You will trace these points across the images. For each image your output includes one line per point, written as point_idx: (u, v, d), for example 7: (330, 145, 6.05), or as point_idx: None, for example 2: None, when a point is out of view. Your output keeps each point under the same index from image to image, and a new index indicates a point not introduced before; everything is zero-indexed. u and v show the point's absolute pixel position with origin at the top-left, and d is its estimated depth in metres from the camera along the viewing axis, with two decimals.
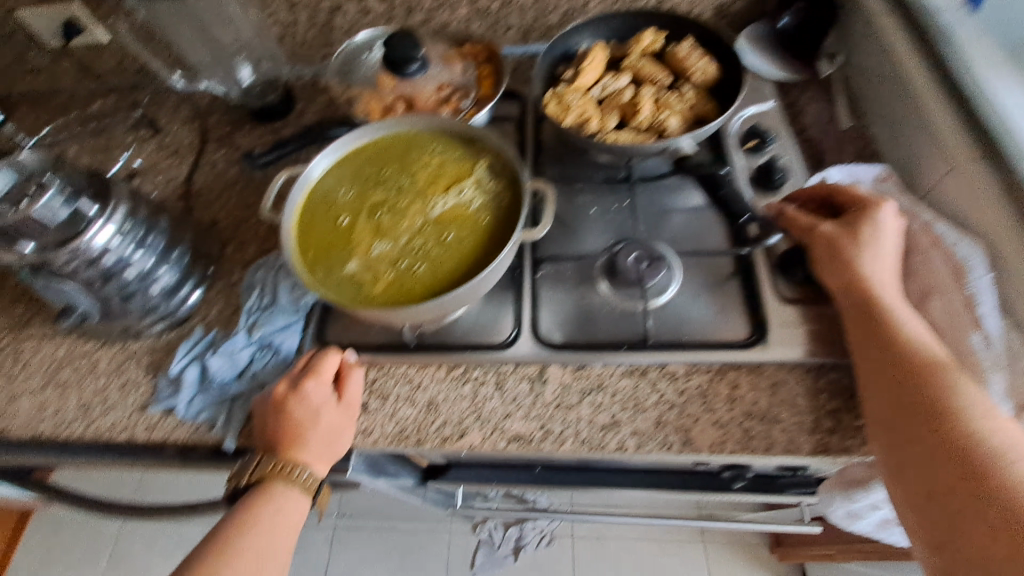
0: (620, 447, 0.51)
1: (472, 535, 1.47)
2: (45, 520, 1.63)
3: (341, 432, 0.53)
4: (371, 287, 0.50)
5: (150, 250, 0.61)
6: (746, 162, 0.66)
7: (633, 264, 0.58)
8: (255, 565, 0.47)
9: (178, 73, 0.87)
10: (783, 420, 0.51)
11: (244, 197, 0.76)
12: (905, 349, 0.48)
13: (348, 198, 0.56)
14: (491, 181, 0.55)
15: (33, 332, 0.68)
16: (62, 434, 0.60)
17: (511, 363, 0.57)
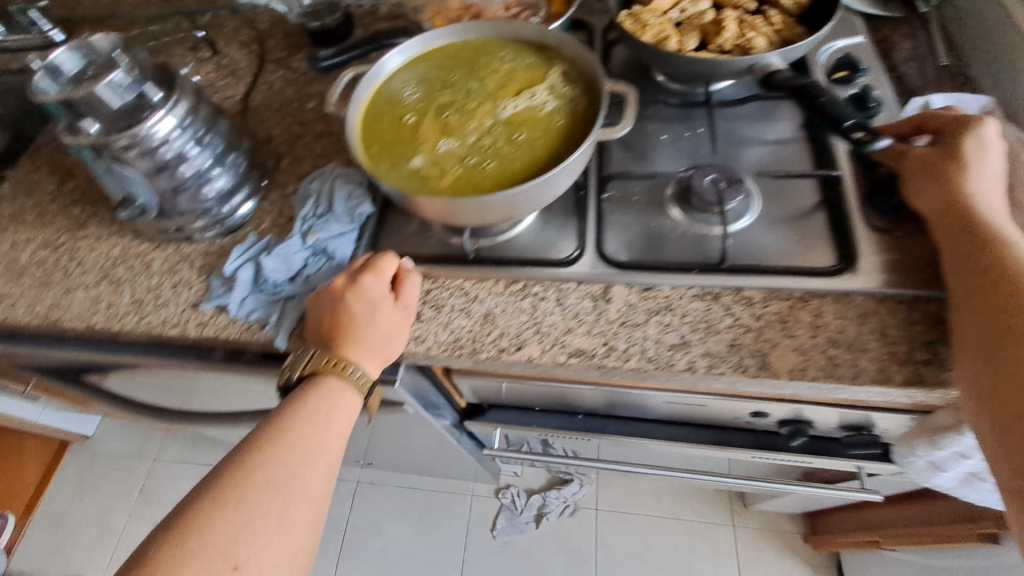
0: (690, 366, 0.48)
1: (494, 499, 1.45)
2: (79, 454, 1.65)
3: (395, 334, 0.51)
4: (437, 181, 0.47)
5: (208, 150, 0.59)
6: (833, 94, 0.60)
7: (710, 184, 0.54)
8: (311, 455, 0.45)
9: None
10: (871, 348, 0.47)
11: (300, 114, 0.74)
12: (1012, 271, 0.43)
13: (414, 97, 0.53)
14: (566, 86, 0.51)
15: (89, 232, 0.68)
16: (116, 327, 0.60)
17: (574, 280, 0.54)
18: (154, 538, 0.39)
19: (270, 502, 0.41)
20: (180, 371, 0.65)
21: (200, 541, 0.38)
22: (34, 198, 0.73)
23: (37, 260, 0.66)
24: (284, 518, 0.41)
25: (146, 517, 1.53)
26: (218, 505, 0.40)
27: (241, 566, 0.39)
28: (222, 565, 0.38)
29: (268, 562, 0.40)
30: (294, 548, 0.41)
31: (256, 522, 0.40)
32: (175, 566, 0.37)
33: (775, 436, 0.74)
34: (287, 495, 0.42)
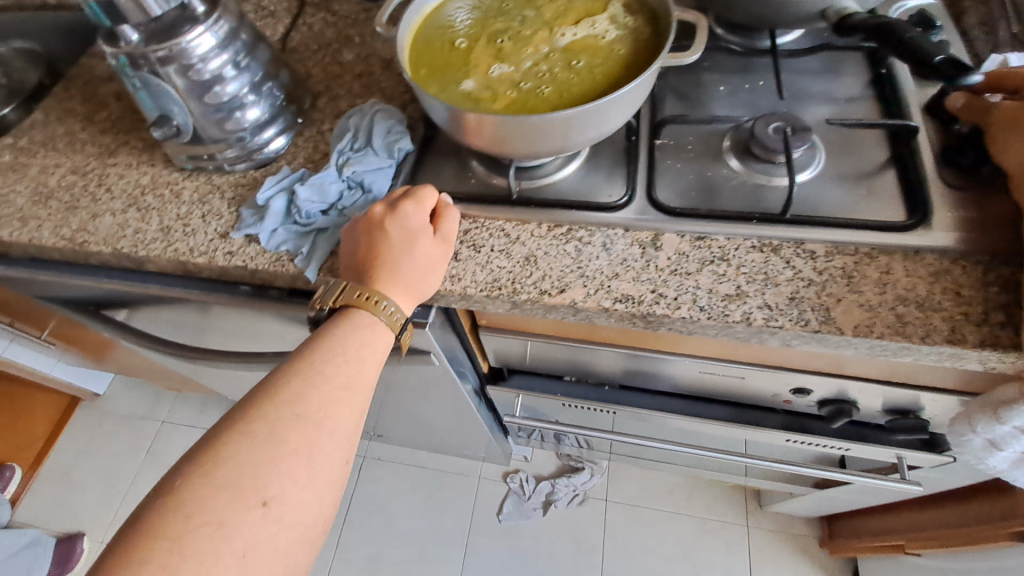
0: (746, 318, 0.45)
1: (502, 484, 1.34)
2: (89, 412, 1.64)
3: (433, 270, 0.48)
4: (490, 104, 0.45)
5: (246, 74, 0.57)
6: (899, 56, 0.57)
7: (775, 133, 0.51)
8: (342, 394, 0.41)
9: None
10: (944, 307, 0.44)
11: (339, 56, 0.72)
12: None
13: (467, 23, 0.51)
14: (628, 16, 0.49)
15: (119, 160, 0.66)
16: (142, 252, 0.58)
17: (620, 227, 0.51)
18: (176, 470, 0.36)
19: (300, 438, 0.38)
20: (205, 305, 0.63)
21: (228, 474, 0.35)
22: (66, 126, 0.72)
23: (66, 184, 0.65)
24: (314, 455, 0.38)
25: (151, 478, 1.52)
26: (244, 439, 0.37)
27: (271, 502, 0.36)
28: (250, 501, 0.35)
29: (298, 499, 0.37)
30: (323, 487, 0.39)
31: (286, 457, 0.37)
32: (202, 499, 0.34)
33: (811, 420, 0.70)
34: (317, 432, 0.39)
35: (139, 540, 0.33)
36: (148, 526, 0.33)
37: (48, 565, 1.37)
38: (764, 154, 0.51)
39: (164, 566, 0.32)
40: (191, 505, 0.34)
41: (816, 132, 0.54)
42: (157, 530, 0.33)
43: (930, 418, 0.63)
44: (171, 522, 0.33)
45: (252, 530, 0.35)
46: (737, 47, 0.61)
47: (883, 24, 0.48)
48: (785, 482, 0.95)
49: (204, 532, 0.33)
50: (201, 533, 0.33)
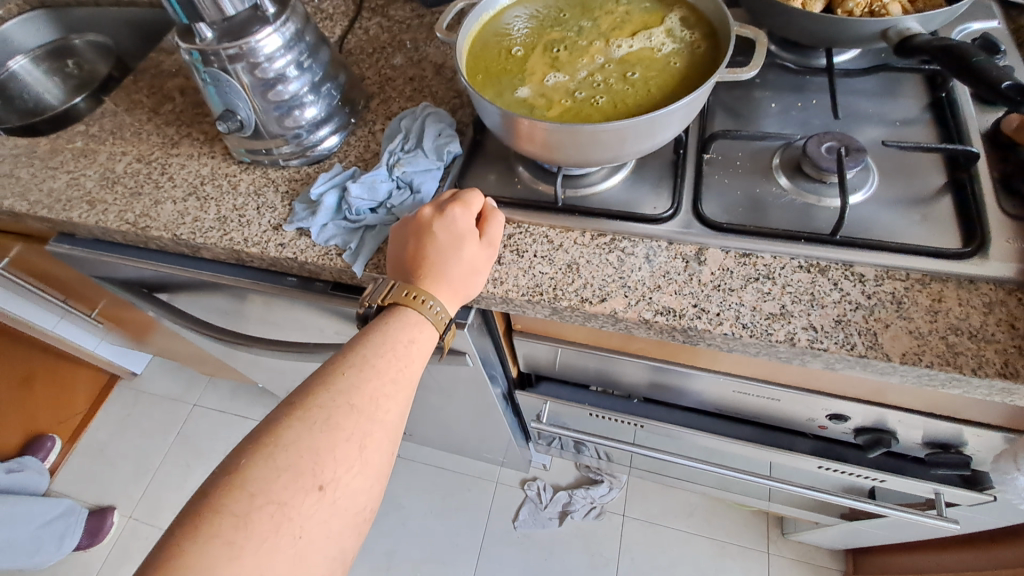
0: (790, 338, 0.45)
1: (520, 490, 1.34)
2: (126, 391, 1.72)
3: (478, 273, 0.49)
4: (544, 111, 0.47)
5: (308, 74, 0.60)
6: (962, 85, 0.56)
7: (827, 153, 0.50)
8: (389, 386, 0.43)
9: None
10: (997, 340, 0.42)
11: (394, 59, 0.75)
12: None
13: (524, 32, 0.53)
14: (685, 30, 0.50)
15: (182, 151, 0.70)
16: (199, 239, 0.61)
17: (664, 240, 0.51)
18: (238, 451, 0.37)
19: (354, 427, 0.39)
20: (252, 291, 0.65)
21: (288, 457, 0.37)
22: (133, 116, 0.76)
23: (131, 171, 0.69)
24: (364, 444, 0.40)
25: (179, 459, 1.58)
26: (301, 424, 0.38)
27: (328, 487, 0.37)
28: (309, 485, 0.36)
29: (351, 486, 0.38)
30: (372, 475, 0.40)
31: (341, 443, 0.38)
32: (264, 479, 0.35)
33: (844, 447, 0.68)
34: (369, 422, 0.40)
35: (206, 515, 0.34)
36: (212, 500, 0.35)
37: (78, 536, 1.41)
38: (816, 173, 0.51)
39: (229, 542, 0.33)
40: (254, 484, 0.35)
41: (871, 154, 0.53)
42: (222, 506, 0.34)
43: (972, 454, 0.60)
44: (236, 499, 0.35)
45: (308, 512, 0.36)
46: (790, 64, 0.61)
47: (949, 46, 0.47)
48: (809, 511, 0.92)
49: (266, 511, 0.35)
50: (264, 511, 0.35)
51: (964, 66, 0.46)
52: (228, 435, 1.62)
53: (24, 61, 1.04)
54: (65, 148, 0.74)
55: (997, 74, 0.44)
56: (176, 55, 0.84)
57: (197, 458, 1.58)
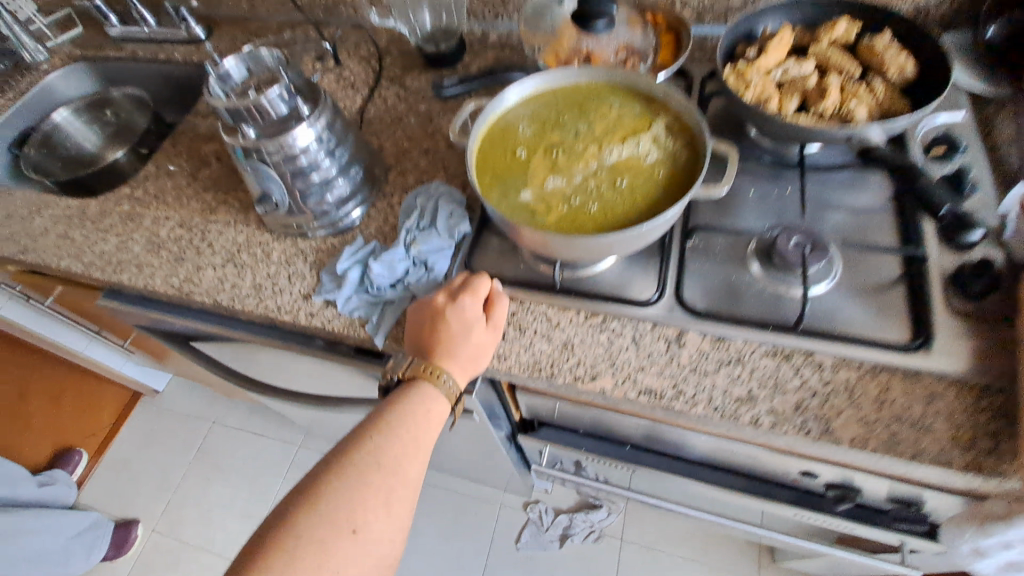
0: (754, 421, 0.52)
1: (523, 512, 1.41)
2: (148, 405, 1.84)
3: (485, 352, 0.57)
4: (544, 216, 0.53)
5: (336, 161, 0.67)
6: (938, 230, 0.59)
7: (795, 248, 0.56)
8: (410, 448, 0.50)
9: (376, 12, 0.96)
10: (933, 430, 0.49)
11: (410, 130, 0.83)
12: None
13: (527, 134, 0.59)
14: (668, 138, 0.56)
15: (220, 218, 0.77)
16: (238, 306, 0.68)
17: (649, 322, 0.58)
18: (286, 502, 0.45)
19: (381, 481, 0.47)
20: (283, 349, 0.73)
21: (328, 506, 0.44)
22: (173, 180, 0.84)
23: (174, 237, 0.76)
24: (391, 496, 0.47)
25: (199, 475, 1.68)
26: (338, 479, 0.45)
27: (359, 531, 0.44)
28: (344, 529, 0.43)
29: (379, 532, 0.45)
30: (396, 525, 0.47)
31: (371, 497, 0.45)
32: (308, 524, 0.43)
33: (820, 498, 0.73)
34: (394, 478, 0.47)
35: (261, 554, 0.41)
36: (266, 542, 0.42)
37: (105, 548, 1.52)
38: (784, 264, 0.57)
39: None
40: (300, 528, 0.42)
41: (837, 244, 0.59)
42: (275, 546, 0.41)
43: (932, 510, 0.66)
44: (285, 540, 0.42)
45: (342, 553, 0.43)
46: (767, 152, 0.67)
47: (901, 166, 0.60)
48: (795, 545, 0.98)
49: (310, 550, 0.41)
50: (308, 551, 0.41)
51: (913, 187, 0.58)
52: (247, 451, 1.71)
53: (65, 113, 1.12)
54: (113, 211, 0.82)
55: (937, 199, 0.57)
56: (210, 118, 0.92)
57: (218, 474, 1.68)
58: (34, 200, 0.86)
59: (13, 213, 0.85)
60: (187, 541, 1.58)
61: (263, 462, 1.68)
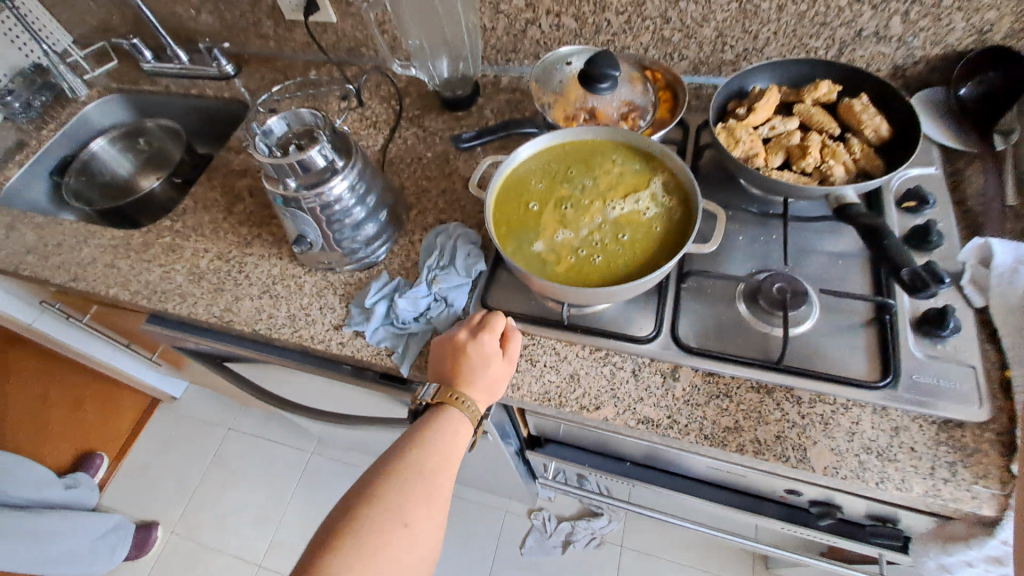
0: (741, 448, 0.58)
1: (527, 519, 1.48)
2: (166, 412, 1.91)
3: (502, 380, 0.63)
4: (554, 266, 0.60)
5: (366, 206, 0.75)
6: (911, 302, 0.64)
7: (777, 292, 0.63)
8: (446, 459, 0.58)
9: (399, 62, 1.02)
10: (898, 459, 0.56)
11: (429, 170, 0.90)
12: None
13: (538, 189, 0.66)
14: (665, 195, 0.64)
15: (255, 251, 0.84)
16: (274, 334, 0.75)
17: (647, 357, 0.65)
18: (346, 503, 0.53)
19: (425, 485, 0.55)
20: (313, 373, 0.80)
21: (383, 504, 0.52)
22: (210, 214, 0.91)
23: (213, 268, 0.83)
24: (433, 497, 0.55)
25: (217, 479, 1.75)
26: (389, 483, 0.54)
27: (410, 525, 0.52)
28: (397, 523, 0.51)
29: (425, 527, 0.53)
30: (438, 522, 0.55)
31: (417, 498, 0.53)
32: (368, 518, 0.51)
33: (805, 513, 0.80)
34: (434, 483, 0.56)
35: (331, 544, 0.49)
36: (333, 534, 0.50)
37: (127, 547, 1.59)
38: (768, 307, 0.64)
39: (348, 559, 0.48)
40: (362, 522, 0.50)
41: (816, 288, 0.66)
42: (342, 536, 0.49)
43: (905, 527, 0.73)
44: (351, 531, 0.50)
45: (396, 543, 0.50)
46: (755, 207, 0.75)
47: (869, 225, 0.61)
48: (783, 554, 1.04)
49: (371, 540, 0.49)
50: (370, 540, 0.49)
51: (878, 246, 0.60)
52: (262, 457, 1.78)
53: (103, 142, 1.20)
54: (155, 242, 0.89)
55: (899, 257, 0.59)
56: (242, 153, 0.99)
57: (234, 478, 1.75)
58: (81, 230, 0.93)
59: (62, 242, 0.92)
60: (206, 543, 1.64)
61: (277, 467, 1.75)
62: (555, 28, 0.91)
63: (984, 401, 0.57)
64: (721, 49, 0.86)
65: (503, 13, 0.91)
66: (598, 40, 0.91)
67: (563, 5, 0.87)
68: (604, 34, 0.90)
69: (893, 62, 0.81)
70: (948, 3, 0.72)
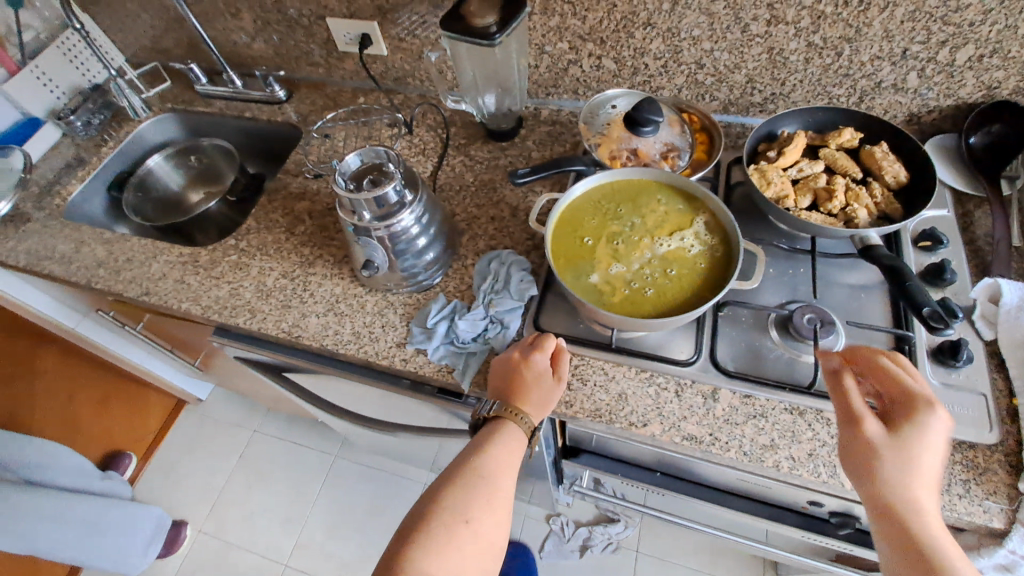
0: (776, 464, 0.65)
1: (545, 523, 1.54)
2: (192, 413, 1.96)
3: (554, 396, 0.70)
4: (610, 296, 0.67)
5: (428, 234, 0.82)
6: (927, 336, 0.70)
7: (808, 323, 0.71)
8: (502, 465, 0.65)
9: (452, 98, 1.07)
10: None
11: (477, 197, 0.97)
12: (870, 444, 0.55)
13: (591, 225, 0.73)
14: (708, 234, 0.71)
15: (318, 270, 0.91)
16: (341, 350, 0.82)
17: (689, 379, 0.71)
18: (420, 506, 0.61)
19: (484, 487, 0.62)
20: (372, 385, 0.87)
21: (449, 504, 0.60)
22: (273, 234, 0.97)
23: (280, 285, 0.90)
24: (491, 498, 0.62)
25: (243, 480, 1.81)
26: (453, 486, 0.62)
27: (472, 521, 0.59)
28: (460, 520, 0.59)
29: (486, 524, 0.60)
30: (498, 521, 0.62)
31: (478, 498, 0.61)
32: (437, 516, 0.59)
33: (824, 522, 0.87)
34: (492, 485, 0.63)
35: (409, 541, 0.57)
36: (411, 532, 0.58)
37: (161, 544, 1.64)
38: (799, 335, 0.71)
39: (423, 551, 0.56)
40: (433, 519, 0.59)
41: (841, 320, 0.73)
42: (417, 533, 0.58)
43: None
44: (423, 528, 0.58)
45: (462, 537, 0.58)
46: (783, 240, 0.82)
47: (893, 267, 0.67)
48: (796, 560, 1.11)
49: (441, 534, 0.57)
50: (439, 535, 0.57)
51: (900, 287, 0.65)
52: (287, 459, 1.84)
53: (159, 159, 1.27)
54: (222, 260, 0.95)
55: (920, 299, 0.63)
56: (299, 176, 1.05)
57: (260, 480, 1.81)
58: (149, 247, 1.00)
59: (132, 257, 0.99)
60: (233, 542, 1.70)
61: (302, 469, 1.81)
62: (596, 68, 0.99)
63: (994, 425, 0.64)
64: (750, 92, 0.94)
65: (548, 53, 0.99)
66: (636, 80, 0.98)
67: (605, 49, 0.95)
68: (641, 75, 0.97)
69: (908, 110, 0.88)
70: (961, 62, 0.80)
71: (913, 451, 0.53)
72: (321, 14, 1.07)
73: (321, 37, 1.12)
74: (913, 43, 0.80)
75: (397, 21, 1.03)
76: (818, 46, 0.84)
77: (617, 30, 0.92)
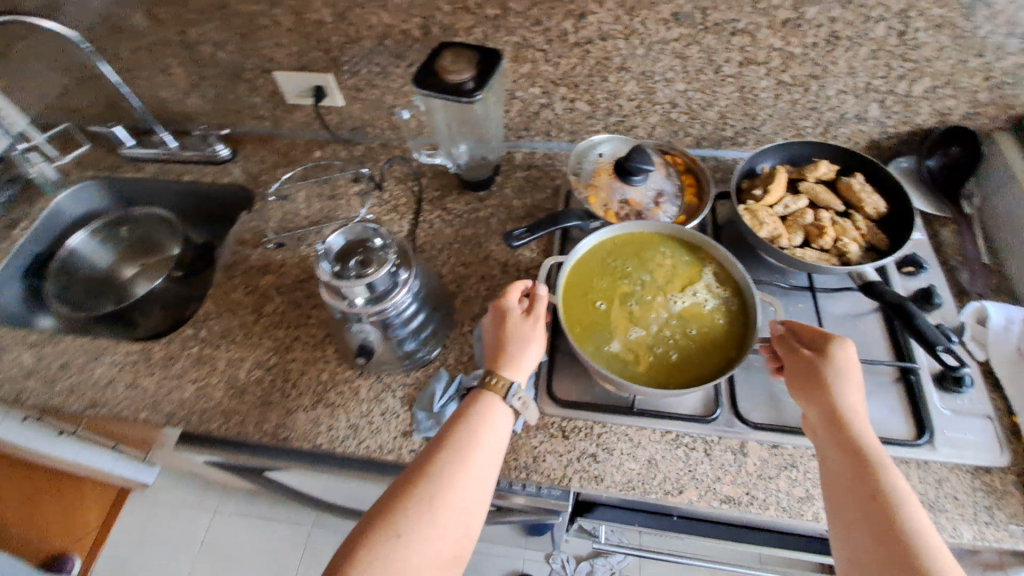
0: (816, 516, 0.64)
1: (546, 565, 1.50)
2: (140, 501, 1.75)
3: (517, 337, 0.65)
4: (635, 364, 0.65)
5: (419, 302, 0.78)
6: (928, 362, 0.73)
7: None
8: (452, 459, 0.56)
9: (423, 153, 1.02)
10: (947, 509, 0.64)
11: (463, 255, 0.91)
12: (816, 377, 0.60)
13: (601, 286, 0.70)
14: (719, 286, 0.70)
15: (298, 355, 0.82)
16: (339, 448, 0.74)
17: (715, 435, 0.70)
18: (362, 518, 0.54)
19: (425, 490, 0.53)
20: (373, 479, 0.78)
21: (382, 514, 0.52)
22: (238, 318, 0.87)
23: (256, 378, 0.81)
24: (434, 501, 0.53)
25: (209, 568, 1.63)
26: (394, 492, 0.54)
27: (402, 534, 0.50)
28: (389, 533, 0.50)
29: (423, 534, 0.51)
30: (446, 529, 0.52)
31: (415, 505, 0.52)
32: (366, 531, 0.51)
33: None
34: (435, 487, 0.53)
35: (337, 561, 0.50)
36: (343, 549, 0.51)
37: None
38: None
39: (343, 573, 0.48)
40: (361, 535, 0.51)
41: None
42: (345, 552, 0.50)
43: None
44: (352, 546, 0.50)
45: (389, 552, 0.49)
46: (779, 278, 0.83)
47: (898, 302, 0.68)
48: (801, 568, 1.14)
49: (367, 551, 0.49)
50: (365, 553, 0.49)
51: (910, 326, 0.66)
52: (256, 536, 1.68)
53: (84, 236, 1.13)
54: (180, 354, 0.84)
55: (934, 337, 0.65)
56: (260, 247, 0.96)
57: (229, 564, 1.64)
58: (88, 346, 0.86)
59: (68, 362, 0.85)
60: None
61: (275, 545, 1.66)
62: (569, 110, 0.96)
63: (1003, 446, 0.67)
64: (722, 128, 0.95)
65: (518, 98, 0.96)
66: (610, 120, 0.97)
67: (578, 92, 0.93)
68: (615, 116, 0.96)
69: (870, 137, 0.92)
70: (917, 93, 0.84)
71: (848, 383, 0.60)
72: (266, 67, 0.98)
73: (267, 90, 1.03)
74: (874, 78, 0.83)
75: (354, 72, 0.96)
76: (787, 84, 0.86)
77: (591, 74, 0.89)
